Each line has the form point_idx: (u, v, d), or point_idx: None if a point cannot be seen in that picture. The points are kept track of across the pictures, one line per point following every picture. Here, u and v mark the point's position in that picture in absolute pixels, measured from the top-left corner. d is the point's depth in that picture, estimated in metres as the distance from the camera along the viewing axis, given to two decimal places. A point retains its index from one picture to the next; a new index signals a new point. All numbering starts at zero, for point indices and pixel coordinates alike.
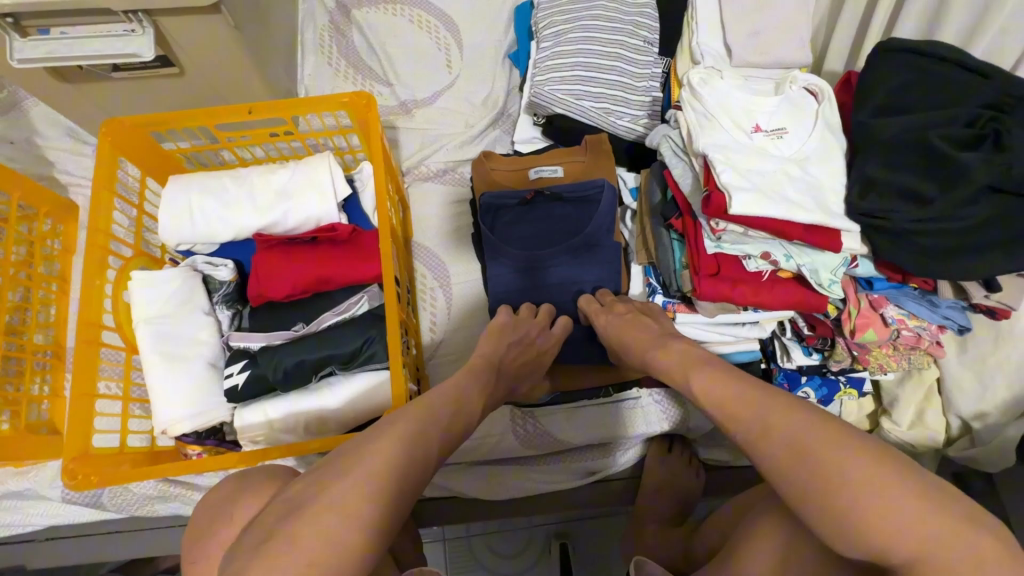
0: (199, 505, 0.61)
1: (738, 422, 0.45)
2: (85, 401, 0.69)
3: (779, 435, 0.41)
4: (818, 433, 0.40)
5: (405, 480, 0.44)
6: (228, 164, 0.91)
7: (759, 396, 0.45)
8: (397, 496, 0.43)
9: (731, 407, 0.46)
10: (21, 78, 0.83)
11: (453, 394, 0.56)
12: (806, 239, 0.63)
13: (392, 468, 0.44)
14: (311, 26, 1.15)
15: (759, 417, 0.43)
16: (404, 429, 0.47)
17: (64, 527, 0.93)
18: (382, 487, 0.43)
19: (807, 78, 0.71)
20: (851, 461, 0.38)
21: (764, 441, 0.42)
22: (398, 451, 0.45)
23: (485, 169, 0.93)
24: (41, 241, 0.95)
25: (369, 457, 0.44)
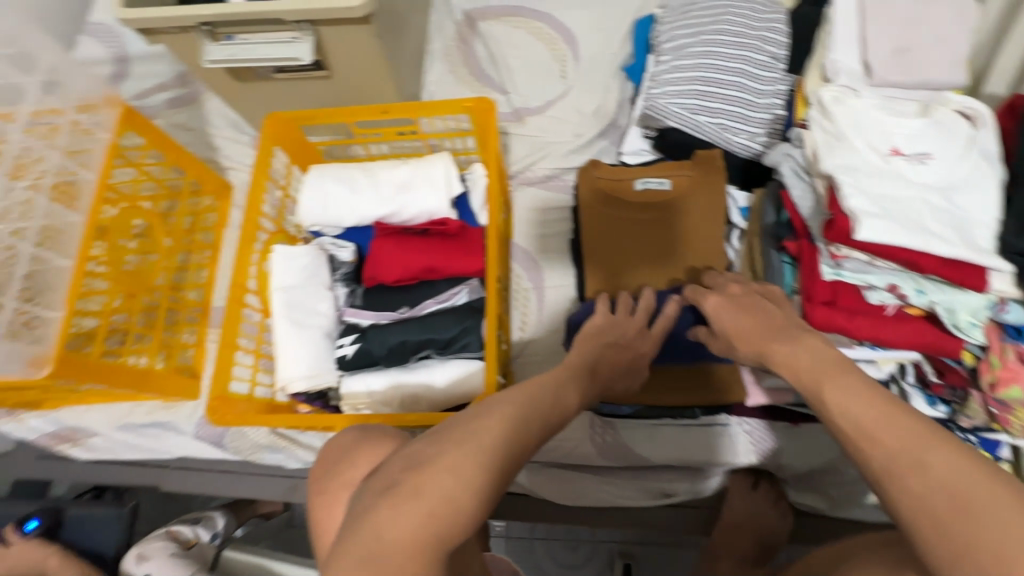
0: (320, 454, 0.63)
1: (879, 450, 0.42)
2: (228, 350, 0.79)
3: (937, 476, 0.38)
4: (987, 488, 0.37)
5: (511, 458, 0.47)
6: (358, 158, 1.01)
7: (921, 432, 0.41)
8: (502, 469, 0.46)
9: (871, 431, 0.43)
10: (207, 76, 1.00)
11: (557, 386, 0.58)
12: (942, 274, 0.57)
13: (502, 445, 0.47)
14: (440, 36, 1.25)
15: (909, 451, 0.40)
16: (514, 410, 0.50)
17: (192, 460, 1.09)
18: (490, 458, 0.45)
19: (963, 101, 0.65)
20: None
21: (914, 477, 0.39)
22: (505, 427, 0.48)
23: (591, 177, 0.94)
24: (202, 214, 1.12)
25: (483, 428, 0.47)
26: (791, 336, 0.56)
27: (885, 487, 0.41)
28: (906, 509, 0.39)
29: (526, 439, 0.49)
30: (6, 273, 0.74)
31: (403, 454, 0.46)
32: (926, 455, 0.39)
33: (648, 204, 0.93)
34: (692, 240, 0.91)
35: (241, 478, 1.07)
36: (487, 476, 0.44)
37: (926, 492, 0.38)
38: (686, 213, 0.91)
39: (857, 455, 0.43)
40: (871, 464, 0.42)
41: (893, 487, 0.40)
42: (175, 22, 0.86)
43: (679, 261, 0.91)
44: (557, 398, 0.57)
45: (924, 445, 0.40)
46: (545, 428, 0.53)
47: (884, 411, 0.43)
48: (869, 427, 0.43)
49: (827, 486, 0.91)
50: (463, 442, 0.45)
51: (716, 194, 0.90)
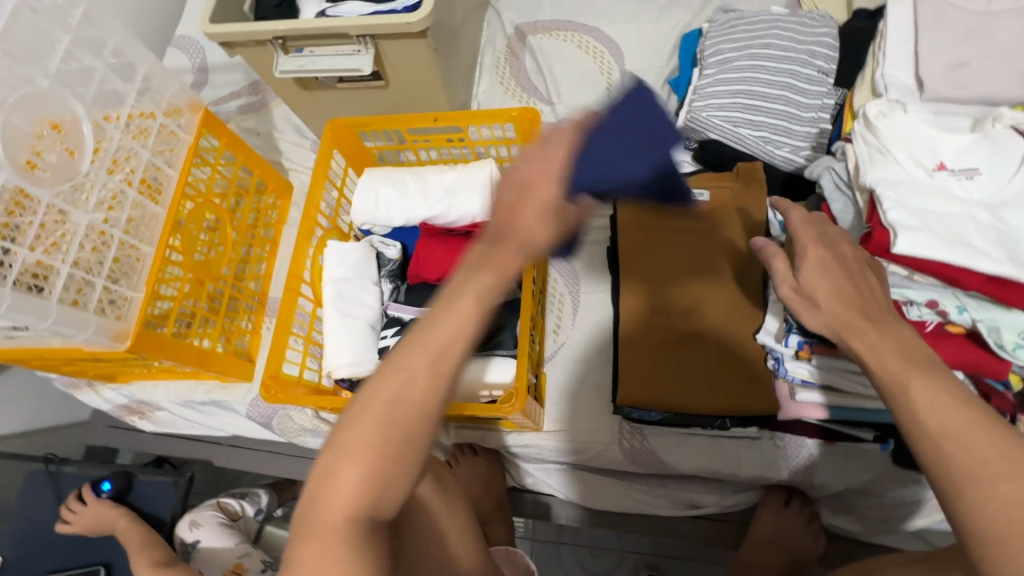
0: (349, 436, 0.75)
1: (965, 456, 0.40)
2: (282, 333, 0.86)
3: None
4: None
5: (395, 419, 0.44)
6: (409, 163, 1.08)
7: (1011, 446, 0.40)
8: (385, 439, 0.44)
9: (959, 436, 0.41)
10: (278, 85, 1.09)
11: (460, 297, 0.45)
12: (985, 291, 0.56)
13: (381, 414, 0.44)
14: (491, 49, 1.30)
15: (1002, 465, 0.39)
16: (391, 366, 0.45)
17: (244, 439, 1.17)
18: (367, 431, 0.44)
19: (1017, 116, 0.62)
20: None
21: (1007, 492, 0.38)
22: (393, 390, 0.45)
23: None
24: (264, 211, 1.21)
25: (361, 402, 0.45)
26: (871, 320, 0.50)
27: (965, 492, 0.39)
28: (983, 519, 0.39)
29: (410, 392, 0.44)
30: (99, 257, 0.83)
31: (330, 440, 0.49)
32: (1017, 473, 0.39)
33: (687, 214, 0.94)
34: (731, 251, 0.91)
35: (286, 459, 1.14)
36: (373, 449, 0.44)
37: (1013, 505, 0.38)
38: (725, 224, 0.92)
39: (937, 452, 0.41)
40: (951, 467, 0.40)
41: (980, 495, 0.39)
42: (254, 37, 0.95)
43: (716, 271, 0.90)
44: (464, 318, 0.45)
45: (1014, 463, 0.39)
46: (450, 363, 0.45)
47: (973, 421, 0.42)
48: (956, 431, 0.41)
49: (863, 509, 0.88)
50: (352, 427, 0.45)
51: (756, 207, 0.91)
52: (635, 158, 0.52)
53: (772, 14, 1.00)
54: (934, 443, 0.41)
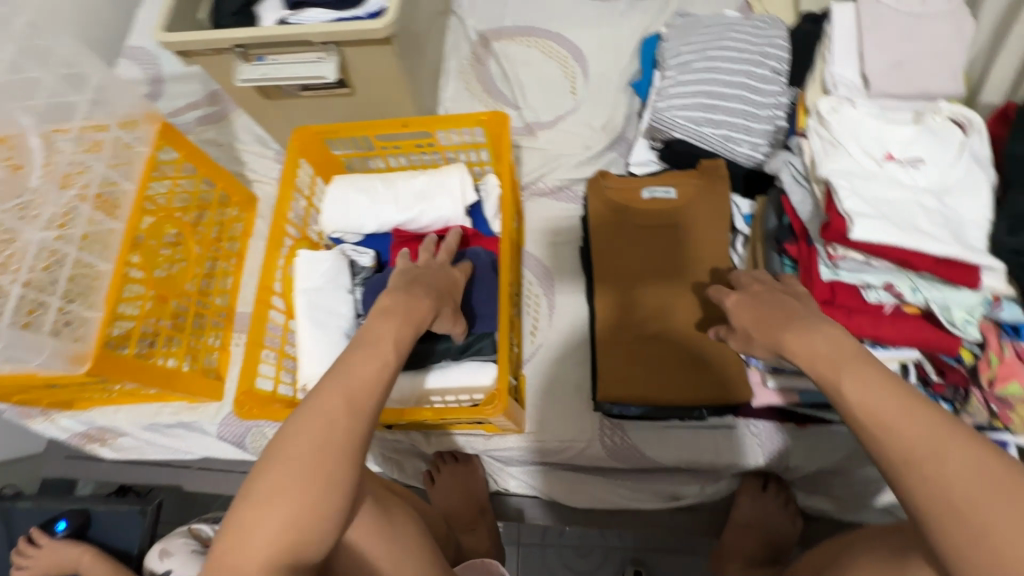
0: None
1: (896, 441, 0.44)
2: (254, 348, 0.83)
3: (955, 468, 0.42)
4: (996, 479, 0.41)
5: (325, 458, 0.50)
6: (378, 170, 1.07)
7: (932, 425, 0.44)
8: (320, 473, 0.50)
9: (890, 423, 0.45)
10: (239, 94, 1.07)
11: (372, 361, 0.54)
12: (936, 272, 0.59)
13: (308, 450, 0.50)
14: (456, 56, 1.31)
15: (933, 445, 0.43)
16: (308, 415, 0.51)
17: (218, 459, 1.12)
18: (297, 468, 0.49)
19: (954, 109, 0.68)
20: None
21: (941, 467, 0.42)
22: (312, 434, 0.50)
23: (601, 186, 0.98)
24: (229, 223, 1.18)
25: (284, 446, 0.50)
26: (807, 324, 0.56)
27: (905, 476, 0.43)
28: (926, 497, 0.42)
29: (335, 435, 0.51)
30: (51, 278, 0.78)
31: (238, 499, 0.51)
32: (948, 451, 0.42)
33: (655, 212, 0.96)
34: (700, 249, 0.93)
35: None
36: (301, 485, 0.49)
37: (952, 480, 0.42)
38: (691, 221, 0.94)
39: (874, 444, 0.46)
40: (888, 452, 0.44)
41: (917, 476, 0.43)
42: (213, 46, 0.92)
43: (684, 269, 0.93)
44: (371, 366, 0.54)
45: (944, 441, 0.43)
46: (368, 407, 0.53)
47: (909, 405, 0.45)
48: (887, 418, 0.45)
49: (834, 489, 0.92)
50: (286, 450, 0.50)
51: (720, 204, 0.94)
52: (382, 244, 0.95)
53: (727, 18, 1.04)
54: (866, 430, 0.46)
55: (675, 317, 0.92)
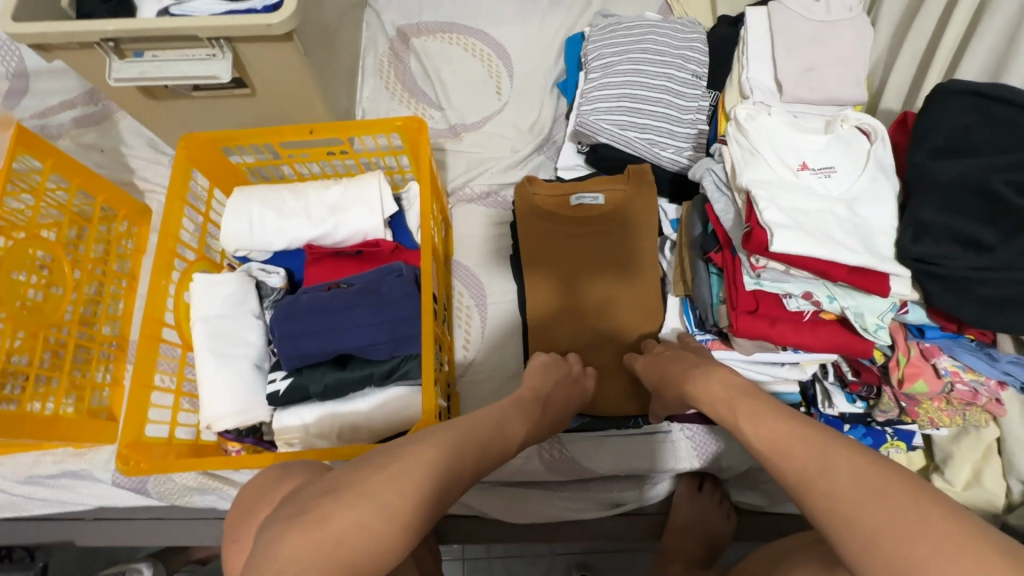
0: (236, 500, 0.63)
1: (791, 464, 0.49)
2: (142, 390, 0.73)
3: (840, 477, 0.45)
4: (878, 477, 0.44)
5: (437, 490, 0.50)
6: (288, 178, 0.97)
7: (816, 446, 0.48)
8: (427, 500, 0.49)
9: (784, 450, 0.51)
10: (116, 94, 0.93)
11: (494, 425, 0.62)
12: (850, 281, 0.61)
13: (430, 474, 0.50)
14: (373, 52, 1.23)
15: (818, 461, 0.47)
16: (448, 438, 0.55)
17: (113, 509, 0.98)
18: (412, 483, 0.49)
19: (860, 117, 0.70)
20: (925, 511, 0.41)
21: (826, 480, 0.46)
22: (365, 511, 0.46)
23: (528, 193, 0.94)
24: (117, 240, 1.04)
25: (409, 455, 0.51)
26: (704, 369, 0.68)
27: (803, 494, 0.47)
28: (822, 511, 0.45)
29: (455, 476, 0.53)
30: None
31: (321, 483, 0.50)
32: (833, 464, 0.46)
33: (584, 219, 0.94)
34: (631, 255, 0.93)
35: (170, 525, 0.98)
36: (409, 503, 0.47)
37: (838, 488, 0.45)
38: (620, 227, 0.94)
39: (776, 472, 0.51)
40: (788, 476, 0.49)
41: (811, 492, 0.46)
42: (76, 39, 0.79)
43: (616, 274, 0.93)
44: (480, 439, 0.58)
45: (828, 457, 0.47)
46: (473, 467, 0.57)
47: (798, 432, 0.52)
48: (781, 445, 0.52)
49: (764, 484, 0.95)
50: (325, 525, 0.44)
51: (647, 208, 0.93)
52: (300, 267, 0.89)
53: (647, 20, 1.04)
54: (772, 461, 0.52)
55: (609, 320, 0.94)
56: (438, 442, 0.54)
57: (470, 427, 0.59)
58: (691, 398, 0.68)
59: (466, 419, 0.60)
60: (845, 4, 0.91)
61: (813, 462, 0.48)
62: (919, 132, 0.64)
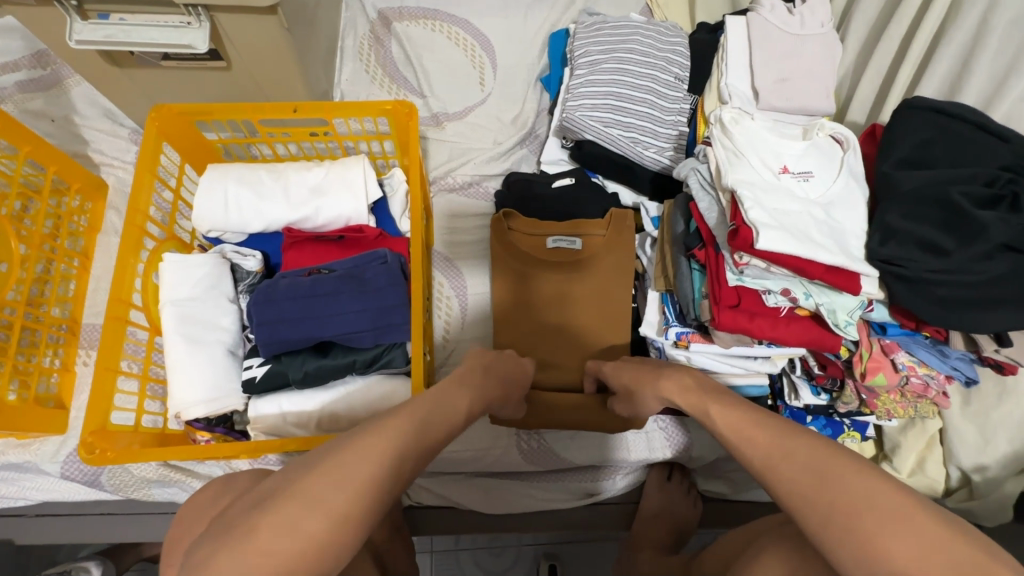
0: (185, 504, 0.63)
1: (757, 451, 0.51)
2: (107, 374, 0.69)
3: (798, 464, 0.47)
4: (836, 460, 0.46)
5: (382, 486, 0.47)
6: (264, 158, 0.93)
7: (785, 435, 0.50)
8: (369, 495, 0.45)
9: (753, 437, 0.52)
10: (75, 58, 0.87)
11: (432, 405, 0.58)
12: (825, 279, 0.64)
13: (375, 473, 0.46)
14: (352, 33, 1.20)
15: (778, 447, 0.50)
16: (384, 437, 0.50)
17: (57, 504, 0.91)
18: (353, 484, 0.45)
19: (835, 126, 0.74)
20: (873, 489, 0.43)
21: (785, 465, 0.48)
22: (295, 513, 0.42)
23: (504, 230, 0.94)
24: (69, 216, 0.97)
25: (340, 459, 0.46)
26: (660, 373, 0.73)
27: (767, 478, 0.49)
28: (786, 494, 0.47)
29: (399, 465, 0.49)
30: None
31: (263, 489, 0.47)
32: (793, 449, 0.49)
33: (561, 260, 0.95)
34: (604, 284, 0.93)
35: (123, 520, 0.92)
36: (349, 498, 0.44)
37: (795, 473, 0.47)
38: (598, 271, 0.94)
39: (745, 458, 0.52)
40: (754, 460, 0.51)
41: (773, 477, 0.48)
42: None
43: (589, 298, 0.94)
44: (415, 423, 0.54)
45: (791, 444, 0.49)
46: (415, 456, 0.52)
47: (761, 425, 0.53)
48: (749, 432, 0.53)
49: (729, 473, 0.99)
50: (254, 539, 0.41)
51: (626, 256, 0.93)
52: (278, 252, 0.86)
53: (632, 21, 1.06)
54: (738, 447, 0.54)
55: (575, 319, 0.95)
56: (377, 437, 0.49)
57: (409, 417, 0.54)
58: (668, 392, 0.70)
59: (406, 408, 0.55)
60: (817, 20, 0.96)
61: (776, 448, 0.50)
62: (885, 144, 0.69)
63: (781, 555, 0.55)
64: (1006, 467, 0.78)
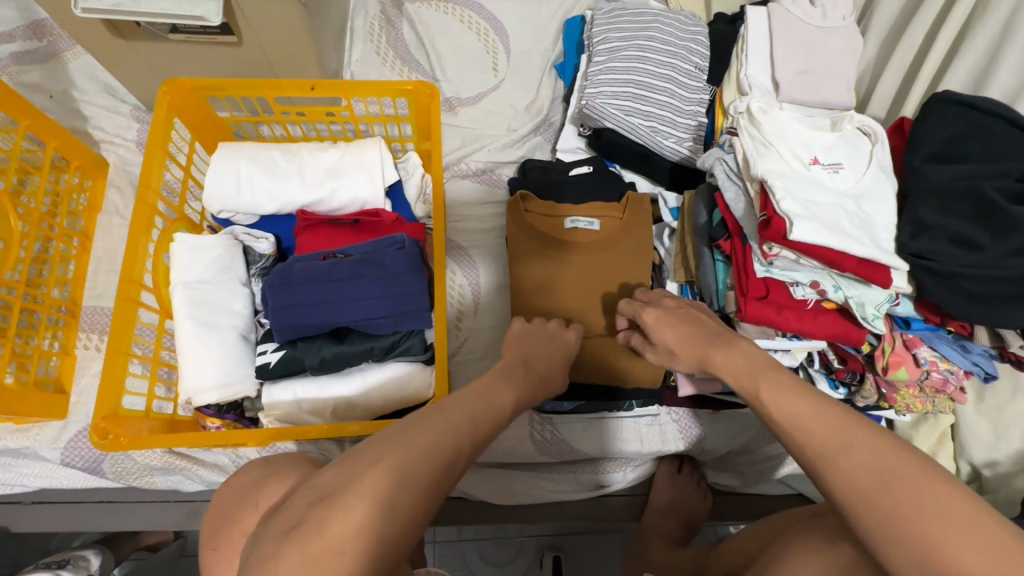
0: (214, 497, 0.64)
1: (811, 440, 0.46)
2: (118, 357, 0.66)
3: (858, 460, 0.43)
4: (900, 462, 0.42)
5: (414, 491, 0.43)
6: (275, 138, 0.90)
7: (839, 422, 0.46)
8: (393, 501, 0.42)
9: (805, 424, 0.48)
10: (78, 27, 0.83)
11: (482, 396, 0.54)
12: (857, 272, 0.64)
13: (405, 475, 0.43)
14: (363, 14, 1.17)
15: (836, 438, 0.45)
16: (421, 435, 0.46)
17: (55, 492, 0.89)
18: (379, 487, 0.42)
19: (863, 119, 0.73)
20: (936, 489, 0.40)
21: (842, 461, 0.44)
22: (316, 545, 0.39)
23: (522, 211, 0.92)
24: (68, 194, 0.94)
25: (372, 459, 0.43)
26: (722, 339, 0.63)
27: (819, 471, 0.45)
28: (842, 491, 0.43)
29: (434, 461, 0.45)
30: None
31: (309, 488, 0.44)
32: (851, 441, 0.44)
33: (577, 243, 0.92)
34: (620, 265, 0.92)
35: (124, 509, 0.90)
36: (374, 516, 0.41)
37: (850, 470, 0.43)
38: (614, 255, 0.92)
39: None
40: (805, 450, 0.47)
41: (826, 471, 0.44)
42: None
43: (601, 283, 0.92)
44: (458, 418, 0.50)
45: (851, 436, 0.44)
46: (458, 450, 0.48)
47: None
48: (803, 421, 0.48)
49: (740, 465, 0.99)
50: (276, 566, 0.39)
51: (644, 240, 0.92)
52: (290, 235, 0.83)
53: (652, 8, 1.04)
54: (788, 433, 0.48)
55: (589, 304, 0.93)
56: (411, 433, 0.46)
57: (429, 430, 0.47)
58: None
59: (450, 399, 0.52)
60: (839, 13, 0.95)
61: (833, 440, 0.45)
62: (916, 137, 0.69)
63: (811, 548, 0.55)
64: (1018, 463, 0.78)
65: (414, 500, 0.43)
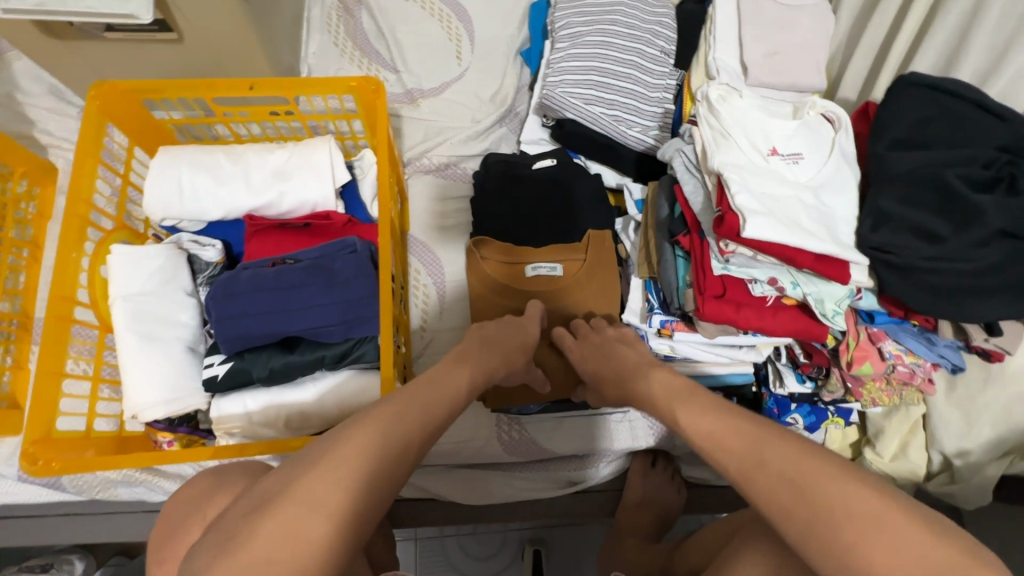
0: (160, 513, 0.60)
1: (731, 454, 0.47)
2: (49, 378, 0.65)
3: (774, 467, 0.43)
4: (813, 465, 0.42)
5: (370, 493, 0.42)
6: (223, 139, 0.87)
7: (751, 434, 0.47)
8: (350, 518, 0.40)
9: (722, 442, 0.48)
10: (6, 28, 0.79)
11: (438, 390, 0.55)
12: (814, 269, 0.62)
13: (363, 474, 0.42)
14: (320, 3, 1.12)
15: (752, 451, 0.45)
16: (376, 432, 0.45)
17: (17, 506, 0.87)
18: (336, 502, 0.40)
19: (826, 105, 0.70)
20: (853, 494, 0.40)
21: (758, 473, 0.44)
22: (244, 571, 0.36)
23: (476, 259, 0.87)
24: (14, 202, 0.91)
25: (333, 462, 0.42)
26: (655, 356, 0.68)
27: (741, 484, 0.45)
28: (759, 500, 0.43)
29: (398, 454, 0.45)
30: None
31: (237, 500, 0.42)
32: (767, 453, 0.44)
33: (539, 292, 0.87)
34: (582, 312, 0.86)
35: (88, 521, 0.88)
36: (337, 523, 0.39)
37: (771, 486, 0.43)
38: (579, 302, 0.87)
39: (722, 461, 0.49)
40: (727, 468, 0.47)
41: (746, 485, 0.45)
42: None
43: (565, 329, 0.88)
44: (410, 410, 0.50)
45: (765, 444, 0.45)
46: (417, 441, 0.48)
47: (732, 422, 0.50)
48: (720, 437, 0.49)
49: None
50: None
51: (609, 283, 0.86)
52: (239, 243, 0.81)
53: None
54: (709, 453, 0.49)
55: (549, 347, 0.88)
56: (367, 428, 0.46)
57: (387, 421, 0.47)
58: (649, 386, 0.66)
59: (404, 394, 0.51)
60: None
61: (749, 453, 0.45)
62: (879, 123, 0.66)
63: (761, 550, 0.53)
64: (989, 451, 0.77)
65: (372, 502, 0.42)
